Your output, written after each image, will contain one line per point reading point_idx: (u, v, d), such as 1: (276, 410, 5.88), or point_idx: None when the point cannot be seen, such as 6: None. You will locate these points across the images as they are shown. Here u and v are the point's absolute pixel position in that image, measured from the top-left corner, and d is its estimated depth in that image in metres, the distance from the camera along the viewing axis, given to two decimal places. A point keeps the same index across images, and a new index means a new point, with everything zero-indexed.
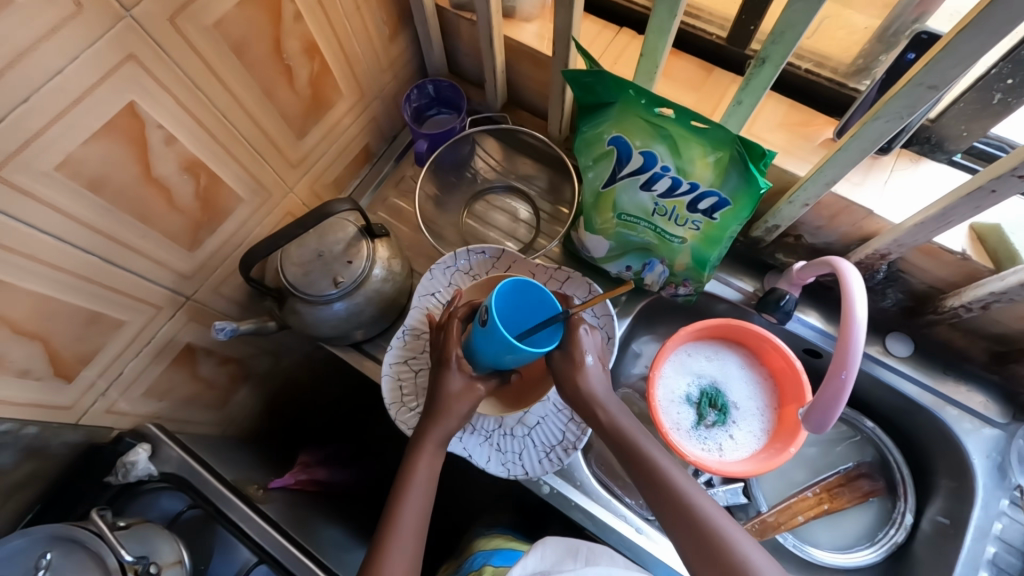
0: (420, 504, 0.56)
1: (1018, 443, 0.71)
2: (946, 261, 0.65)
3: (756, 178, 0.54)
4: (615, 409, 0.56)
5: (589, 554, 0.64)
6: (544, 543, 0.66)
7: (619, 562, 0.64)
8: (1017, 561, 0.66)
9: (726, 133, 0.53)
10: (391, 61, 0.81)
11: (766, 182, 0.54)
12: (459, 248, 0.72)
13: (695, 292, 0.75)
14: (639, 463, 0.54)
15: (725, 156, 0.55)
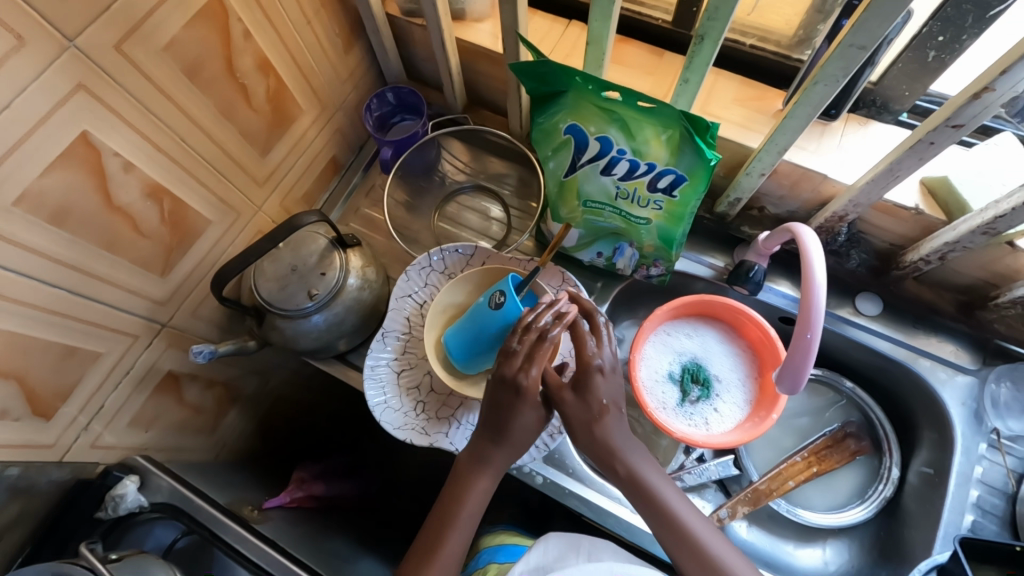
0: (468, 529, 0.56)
1: (991, 388, 0.73)
2: (901, 217, 0.67)
3: (707, 153, 0.55)
4: (633, 458, 0.56)
5: (591, 550, 0.63)
6: (545, 540, 0.65)
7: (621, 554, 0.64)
8: (1000, 502, 0.69)
9: (674, 111, 0.55)
10: (349, 73, 0.82)
11: (716, 154, 0.55)
12: (434, 248, 0.72)
13: (667, 272, 0.76)
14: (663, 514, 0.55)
15: (677, 134, 0.56)
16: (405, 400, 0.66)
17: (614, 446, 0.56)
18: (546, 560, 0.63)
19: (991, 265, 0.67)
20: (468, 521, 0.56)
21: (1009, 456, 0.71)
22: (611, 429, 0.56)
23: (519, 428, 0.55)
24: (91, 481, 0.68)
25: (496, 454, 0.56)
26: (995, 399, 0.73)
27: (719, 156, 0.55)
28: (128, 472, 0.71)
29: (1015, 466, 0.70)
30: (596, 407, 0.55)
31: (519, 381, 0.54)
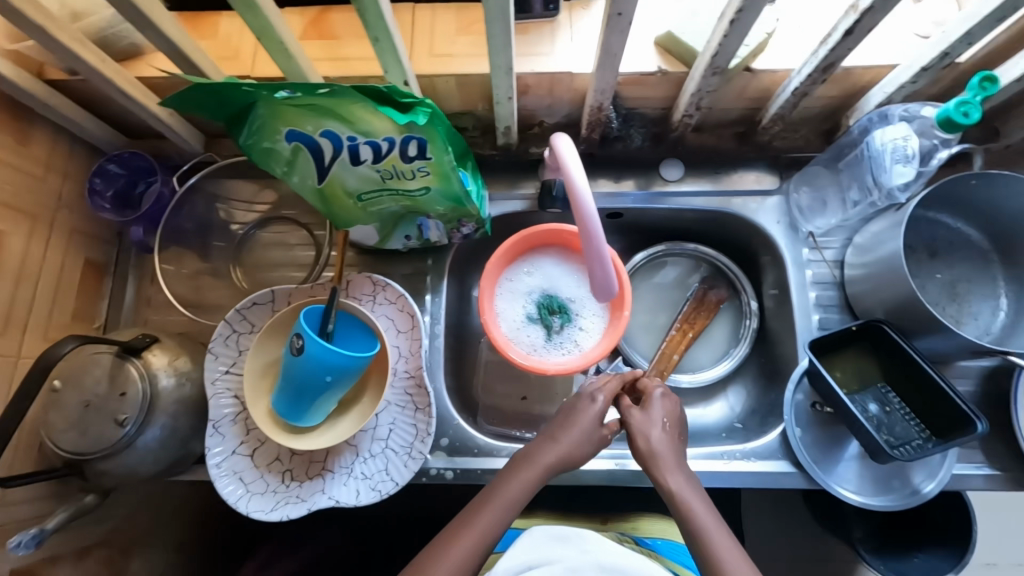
0: (491, 526, 0.56)
1: (795, 197, 0.78)
2: (653, 83, 0.67)
3: (419, 108, 0.54)
4: (678, 473, 0.58)
5: (580, 540, 0.62)
6: (530, 532, 0.64)
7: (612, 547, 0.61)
8: (834, 292, 0.76)
9: (360, 85, 0.52)
10: (47, 164, 0.69)
11: (425, 98, 0.54)
12: (228, 313, 0.64)
13: (481, 224, 0.74)
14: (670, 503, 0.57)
15: (381, 100, 0.53)
16: (269, 477, 0.61)
17: (659, 453, 0.59)
18: (532, 558, 0.60)
19: (747, 93, 0.69)
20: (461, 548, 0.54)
21: (827, 250, 0.77)
22: (667, 455, 0.59)
23: (586, 424, 0.62)
24: None
25: (546, 454, 0.60)
26: (799, 206, 0.78)
27: (428, 107, 0.54)
28: None
29: (835, 257, 0.77)
30: (655, 423, 0.61)
31: (596, 392, 0.64)
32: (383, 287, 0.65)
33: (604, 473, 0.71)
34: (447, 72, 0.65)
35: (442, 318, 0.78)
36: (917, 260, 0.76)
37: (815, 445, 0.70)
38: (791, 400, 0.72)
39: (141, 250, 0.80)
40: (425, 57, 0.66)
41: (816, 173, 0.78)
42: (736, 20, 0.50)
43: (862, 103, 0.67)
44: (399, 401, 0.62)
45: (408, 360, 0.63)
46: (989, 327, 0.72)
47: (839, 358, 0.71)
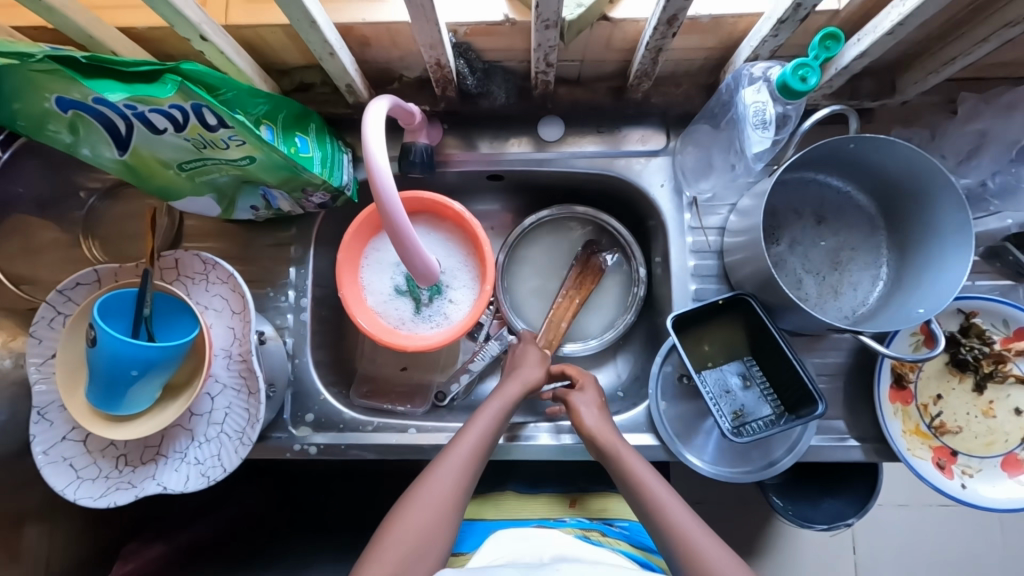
0: (450, 480, 0.59)
1: (680, 159, 0.73)
2: (504, 34, 0.60)
3: (168, 79, 0.48)
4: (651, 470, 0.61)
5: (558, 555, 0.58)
6: (494, 540, 0.64)
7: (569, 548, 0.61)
8: (712, 262, 0.72)
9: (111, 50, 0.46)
10: None
11: (176, 64, 0.48)
12: (49, 294, 0.60)
13: (336, 192, 0.68)
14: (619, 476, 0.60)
15: (105, 70, 0.48)
16: (101, 464, 0.59)
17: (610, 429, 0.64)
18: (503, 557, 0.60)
19: (614, 45, 0.62)
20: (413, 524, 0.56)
21: (709, 216, 0.73)
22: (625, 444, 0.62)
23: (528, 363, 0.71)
24: None
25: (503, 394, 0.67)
26: (683, 168, 0.73)
27: (191, 62, 0.49)
28: None
29: (717, 224, 0.73)
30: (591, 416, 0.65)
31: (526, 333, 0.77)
32: (213, 266, 0.61)
33: (546, 449, 0.71)
34: (267, 23, 0.58)
35: (308, 291, 0.74)
36: (801, 227, 0.72)
37: (677, 419, 0.69)
38: (659, 372, 0.70)
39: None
40: (241, 3, 0.58)
41: (700, 132, 0.71)
42: None
43: (736, 57, 0.60)
44: (234, 386, 0.60)
45: (241, 343, 0.60)
46: (865, 300, 0.69)
47: (708, 330, 0.69)
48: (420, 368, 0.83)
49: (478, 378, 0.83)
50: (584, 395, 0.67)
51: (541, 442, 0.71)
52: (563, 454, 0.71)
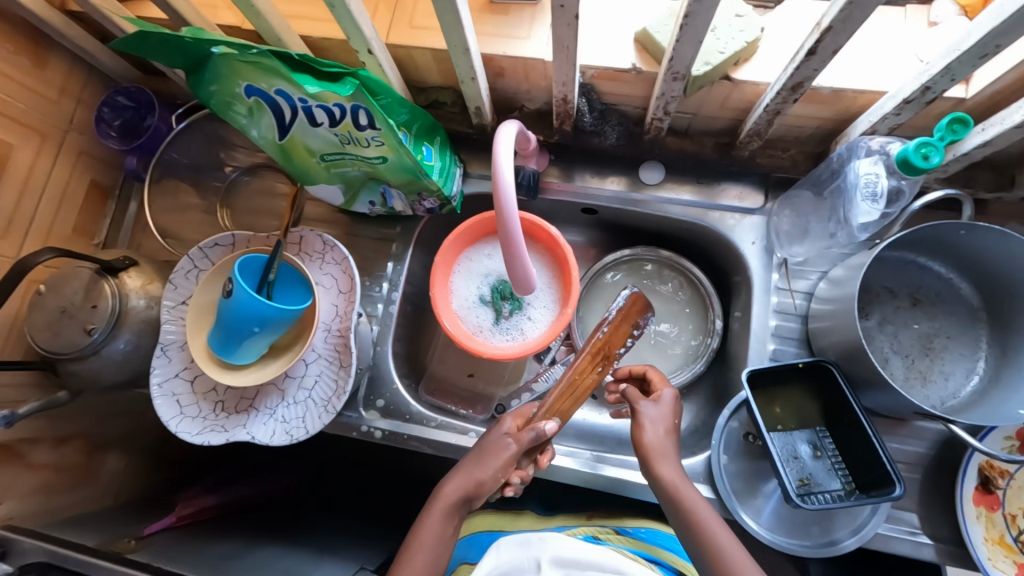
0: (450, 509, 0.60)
1: (775, 220, 0.74)
2: (628, 80, 0.65)
3: (346, 81, 0.56)
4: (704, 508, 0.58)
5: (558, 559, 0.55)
6: (496, 546, 0.59)
7: (575, 543, 0.58)
8: (795, 325, 0.72)
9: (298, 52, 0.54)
10: (61, 89, 0.75)
11: (357, 70, 0.56)
12: (191, 249, 0.69)
13: (446, 200, 0.75)
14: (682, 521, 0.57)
15: (295, 66, 0.55)
16: (202, 405, 0.66)
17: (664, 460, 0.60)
18: (508, 564, 0.56)
19: (729, 104, 0.66)
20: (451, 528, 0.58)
21: (798, 280, 0.73)
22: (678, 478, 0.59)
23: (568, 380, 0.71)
24: None
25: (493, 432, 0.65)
26: (778, 230, 0.74)
27: (362, 70, 0.57)
28: None
29: (805, 288, 0.73)
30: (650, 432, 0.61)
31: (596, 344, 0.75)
32: (331, 247, 0.67)
33: (570, 472, 0.74)
34: (422, 44, 0.65)
35: (400, 285, 0.80)
36: (894, 306, 0.70)
37: (736, 476, 0.68)
38: (723, 426, 0.69)
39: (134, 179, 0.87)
40: (403, 26, 0.66)
41: (800, 198, 0.73)
42: (685, 24, 0.47)
43: (852, 129, 0.62)
44: (330, 357, 0.66)
45: (341, 319, 0.66)
46: (956, 393, 0.66)
47: (782, 394, 0.67)
48: (485, 380, 0.86)
49: None
50: (650, 414, 0.62)
51: (560, 462, 0.74)
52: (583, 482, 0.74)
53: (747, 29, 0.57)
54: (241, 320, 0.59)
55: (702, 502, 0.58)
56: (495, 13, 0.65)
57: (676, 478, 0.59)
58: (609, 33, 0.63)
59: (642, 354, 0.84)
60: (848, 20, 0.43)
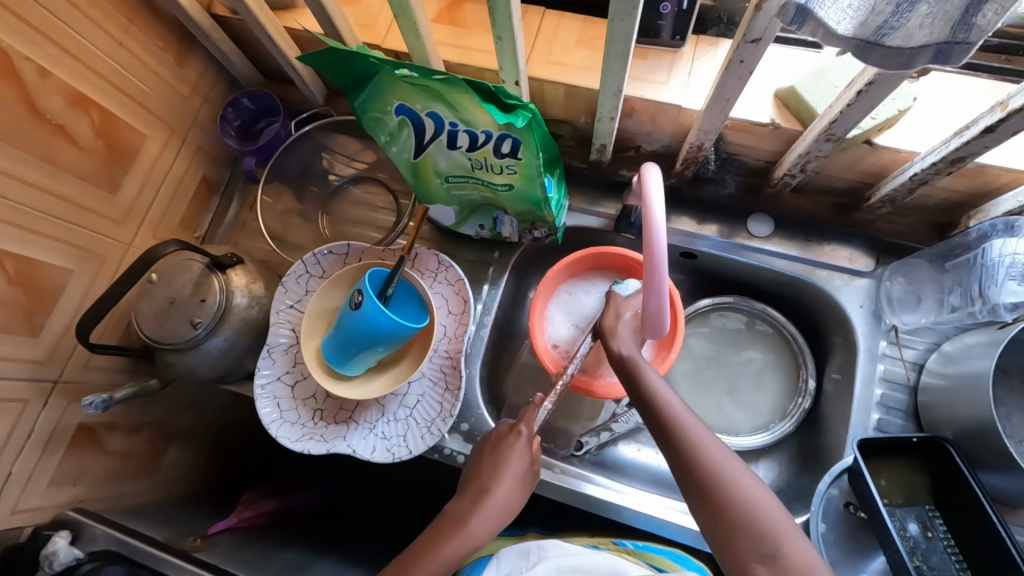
0: (511, 490, 0.57)
1: (886, 285, 0.73)
2: (762, 134, 0.65)
3: (519, 111, 0.55)
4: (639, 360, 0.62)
5: (540, 551, 0.56)
6: (496, 559, 0.57)
7: (576, 548, 0.56)
8: (903, 396, 0.70)
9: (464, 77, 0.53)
10: (193, 87, 0.78)
11: (527, 103, 0.56)
12: (306, 255, 0.71)
13: (553, 230, 0.74)
14: (688, 458, 0.53)
15: (486, 98, 0.55)
16: (302, 412, 0.67)
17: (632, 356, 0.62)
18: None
19: (860, 166, 0.65)
20: (510, 488, 0.57)
21: (908, 349, 0.71)
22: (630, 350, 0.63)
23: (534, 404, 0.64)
24: (21, 546, 0.64)
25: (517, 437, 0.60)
26: (889, 295, 0.72)
27: (524, 114, 0.55)
28: (60, 529, 0.66)
29: (915, 358, 0.71)
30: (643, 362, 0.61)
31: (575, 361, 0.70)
32: (446, 267, 0.69)
33: (563, 492, 0.73)
34: (559, 79, 0.66)
35: (493, 310, 0.79)
36: (1009, 388, 0.68)
37: (837, 547, 0.65)
38: (823, 494, 0.66)
39: (249, 180, 0.88)
40: (542, 60, 0.67)
41: (916, 266, 0.72)
42: (865, 91, 0.47)
43: (992, 206, 0.63)
44: (435, 377, 0.67)
45: (451, 341, 0.68)
46: None
47: (889, 465, 0.66)
48: (561, 415, 0.84)
49: (614, 439, 0.83)
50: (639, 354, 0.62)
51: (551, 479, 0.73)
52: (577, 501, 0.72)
53: (900, 98, 0.57)
54: (362, 334, 0.59)
55: (715, 442, 0.54)
56: (635, 57, 0.67)
57: (683, 417, 0.56)
58: (750, 86, 0.63)
59: (726, 406, 0.82)
60: None
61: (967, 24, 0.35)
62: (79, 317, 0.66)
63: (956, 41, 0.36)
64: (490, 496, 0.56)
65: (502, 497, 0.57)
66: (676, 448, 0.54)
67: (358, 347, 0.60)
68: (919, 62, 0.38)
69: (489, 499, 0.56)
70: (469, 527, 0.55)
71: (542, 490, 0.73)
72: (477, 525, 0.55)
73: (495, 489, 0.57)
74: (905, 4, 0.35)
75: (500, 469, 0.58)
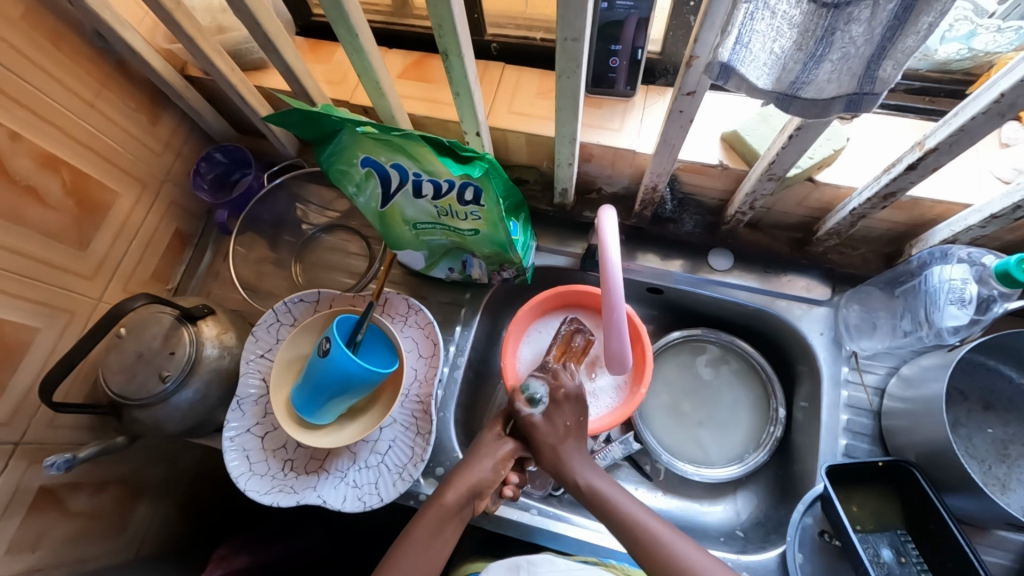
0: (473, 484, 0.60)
1: (843, 313, 0.75)
2: (713, 174, 0.68)
3: (476, 162, 0.58)
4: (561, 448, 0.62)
5: (530, 566, 0.66)
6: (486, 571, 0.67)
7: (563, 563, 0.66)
8: (867, 421, 0.72)
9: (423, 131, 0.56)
10: (166, 143, 0.80)
11: (485, 153, 0.59)
12: (276, 304, 0.71)
13: (521, 271, 0.76)
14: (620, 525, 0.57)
15: (444, 149, 0.58)
16: (272, 463, 0.66)
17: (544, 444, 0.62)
18: None
19: (807, 201, 0.69)
20: (486, 469, 0.61)
21: (868, 374, 0.73)
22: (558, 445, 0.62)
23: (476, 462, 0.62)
24: None
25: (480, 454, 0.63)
26: (847, 322, 0.75)
27: (484, 162, 0.58)
28: None
29: (876, 383, 0.73)
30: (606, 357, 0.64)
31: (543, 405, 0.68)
32: (416, 311, 0.71)
33: (541, 534, 0.72)
34: (518, 129, 0.70)
35: (466, 351, 0.80)
36: (967, 409, 0.70)
37: None
38: (798, 523, 0.66)
39: (222, 232, 0.90)
40: (503, 112, 0.71)
41: (869, 293, 0.75)
42: (795, 136, 0.51)
43: (929, 235, 0.67)
44: (407, 421, 0.67)
45: (421, 385, 0.69)
46: None
47: (859, 492, 0.67)
48: None
49: None
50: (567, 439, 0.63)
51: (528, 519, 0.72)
52: (553, 543, 0.72)
53: (834, 139, 0.61)
54: (329, 384, 0.59)
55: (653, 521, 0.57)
56: (590, 107, 0.71)
57: (610, 490, 0.59)
58: (698, 131, 0.67)
59: (700, 438, 0.82)
60: (955, 143, 0.48)
61: (870, 77, 0.38)
62: (44, 374, 0.66)
63: (863, 92, 0.39)
64: (430, 515, 0.58)
65: (478, 475, 0.61)
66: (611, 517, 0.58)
67: (328, 398, 0.61)
68: (834, 110, 0.41)
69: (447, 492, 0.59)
70: (442, 501, 0.58)
71: (521, 533, 0.72)
72: (448, 502, 0.59)
73: (471, 467, 0.61)
74: (812, 62, 0.38)
75: (468, 472, 0.61)
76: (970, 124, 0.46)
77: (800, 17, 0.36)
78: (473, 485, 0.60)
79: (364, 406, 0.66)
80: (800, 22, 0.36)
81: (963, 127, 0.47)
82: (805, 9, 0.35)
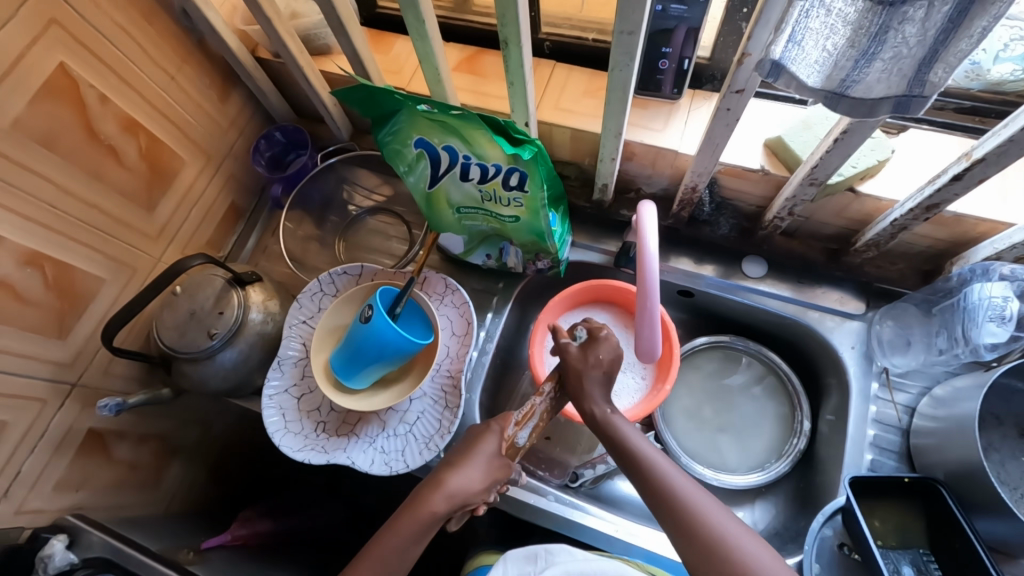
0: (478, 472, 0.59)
1: (876, 328, 0.75)
2: (753, 178, 0.69)
3: (526, 146, 0.60)
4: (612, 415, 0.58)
5: (548, 556, 0.63)
6: (503, 561, 0.64)
7: (581, 553, 0.64)
8: (896, 438, 0.71)
9: (479, 112, 0.59)
10: (231, 120, 0.85)
11: (534, 139, 0.61)
12: (322, 274, 0.76)
13: (557, 263, 0.78)
14: (676, 515, 0.51)
15: (497, 132, 0.60)
16: (308, 423, 0.70)
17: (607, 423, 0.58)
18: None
19: (846, 212, 0.70)
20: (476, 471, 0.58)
21: (899, 392, 0.72)
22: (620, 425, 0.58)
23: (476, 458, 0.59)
24: (19, 547, 0.65)
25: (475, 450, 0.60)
26: (880, 339, 0.74)
27: (533, 147, 0.60)
28: (58, 533, 0.68)
29: (907, 402, 0.72)
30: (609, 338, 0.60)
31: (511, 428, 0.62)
32: (453, 291, 0.74)
33: (554, 520, 0.73)
34: (565, 124, 0.72)
35: (496, 338, 0.82)
36: (1001, 435, 0.68)
37: None
38: (817, 533, 0.65)
39: (273, 207, 0.94)
40: (549, 107, 0.74)
41: (904, 310, 0.75)
42: (840, 140, 0.52)
43: (970, 253, 0.67)
44: (436, 396, 0.71)
45: (452, 361, 0.72)
46: None
47: (882, 507, 0.66)
48: (558, 446, 0.84)
49: (609, 473, 0.82)
50: (624, 418, 0.59)
51: (542, 503, 0.73)
52: (566, 530, 0.73)
53: (879, 150, 0.62)
54: (365, 347, 0.63)
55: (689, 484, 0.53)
56: (635, 107, 0.73)
57: (661, 468, 0.54)
58: (742, 135, 0.68)
59: (721, 444, 0.82)
60: (1004, 154, 0.50)
61: (921, 81, 0.40)
62: (105, 322, 0.71)
63: (912, 95, 0.41)
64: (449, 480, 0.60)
65: (467, 479, 0.58)
66: (675, 519, 0.51)
67: (364, 363, 0.64)
68: (882, 112, 0.43)
69: (450, 477, 0.58)
70: (431, 507, 0.56)
71: (540, 518, 0.73)
72: (438, 510, 0.56)
73: (461, 468, 0.58)
74: (862, 61, 0.40)
75: (466, 466, 0.58)
76: (1019, 134, 0.47)
77: (854, 16, 0.38)
78: (461, 494, 0.57)
79: (397, 377, 0.69)
80: (854, 21, 0.38)
81: (1012, 137, 0.48)
82: (860, 7, 0.37)
